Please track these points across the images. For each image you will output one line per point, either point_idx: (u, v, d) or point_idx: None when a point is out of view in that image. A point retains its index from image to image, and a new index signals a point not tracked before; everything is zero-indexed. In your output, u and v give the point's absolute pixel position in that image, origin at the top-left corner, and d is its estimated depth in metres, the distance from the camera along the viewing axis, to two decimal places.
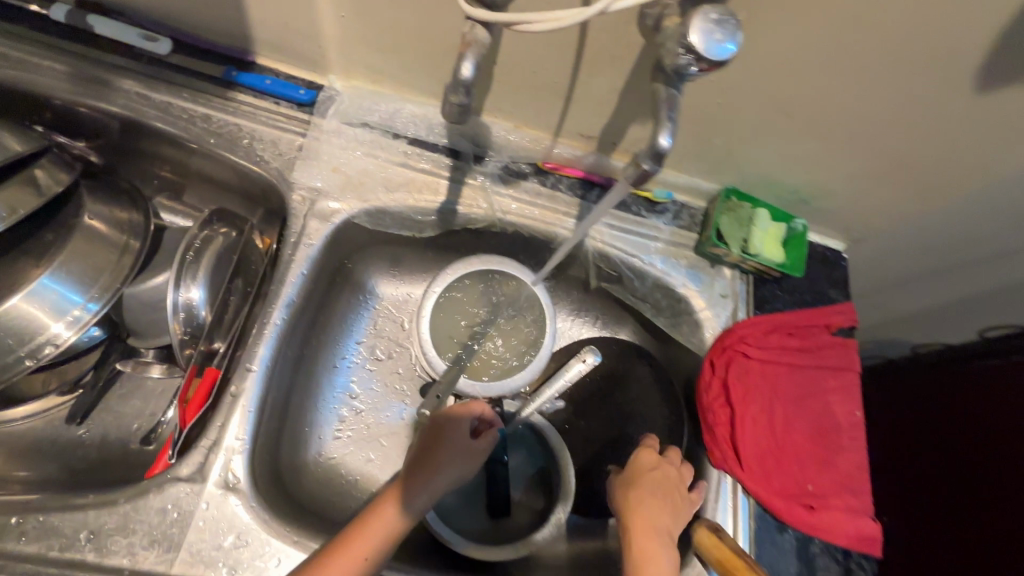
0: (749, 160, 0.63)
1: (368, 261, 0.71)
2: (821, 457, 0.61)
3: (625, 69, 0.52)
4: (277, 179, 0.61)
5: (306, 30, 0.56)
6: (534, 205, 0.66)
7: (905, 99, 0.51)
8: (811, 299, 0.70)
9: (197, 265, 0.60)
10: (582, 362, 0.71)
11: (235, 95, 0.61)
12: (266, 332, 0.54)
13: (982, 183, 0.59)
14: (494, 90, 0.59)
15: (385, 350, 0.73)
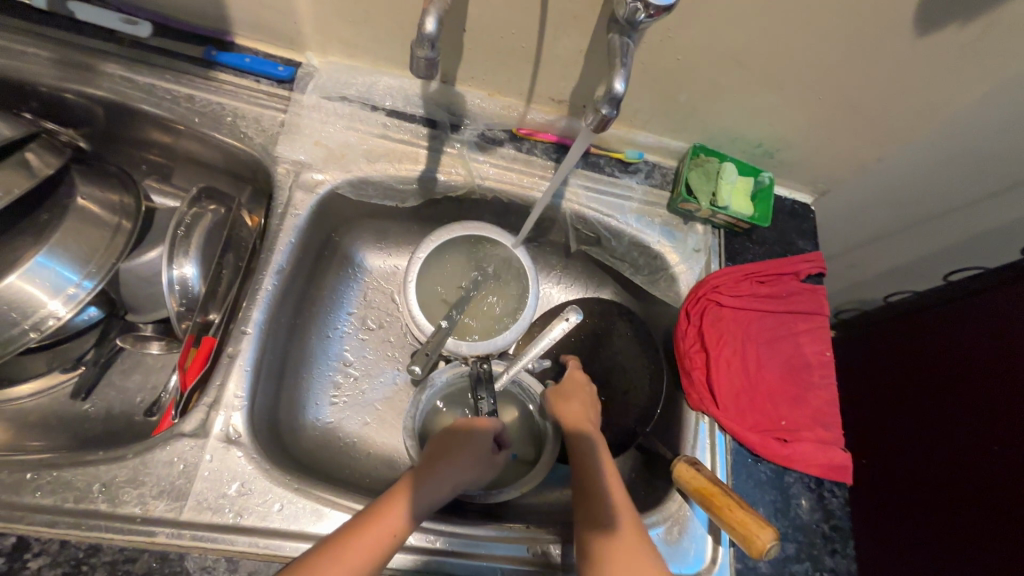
0: (713, 115, 0.66)
1: (355, 234, 0.73)
2: (792, 394, 0.64)
3: (588, 29, 0.54)
4: (261, 154, 0.63)
5: (281, 7, 0.58)
6: (510, 169, 0.68)
7: (854, 45, 0.54)
8: (781, 250, 0.73)
9: (188, 241, 0.62)
10: (566, 322, 0.68)
11: (216, 74, 0.63)
12: (259, 297, 0.57)
13: (934, 126, 0.63)
14: (466, 58, 0.61)
15: (375, 320, 0.75)
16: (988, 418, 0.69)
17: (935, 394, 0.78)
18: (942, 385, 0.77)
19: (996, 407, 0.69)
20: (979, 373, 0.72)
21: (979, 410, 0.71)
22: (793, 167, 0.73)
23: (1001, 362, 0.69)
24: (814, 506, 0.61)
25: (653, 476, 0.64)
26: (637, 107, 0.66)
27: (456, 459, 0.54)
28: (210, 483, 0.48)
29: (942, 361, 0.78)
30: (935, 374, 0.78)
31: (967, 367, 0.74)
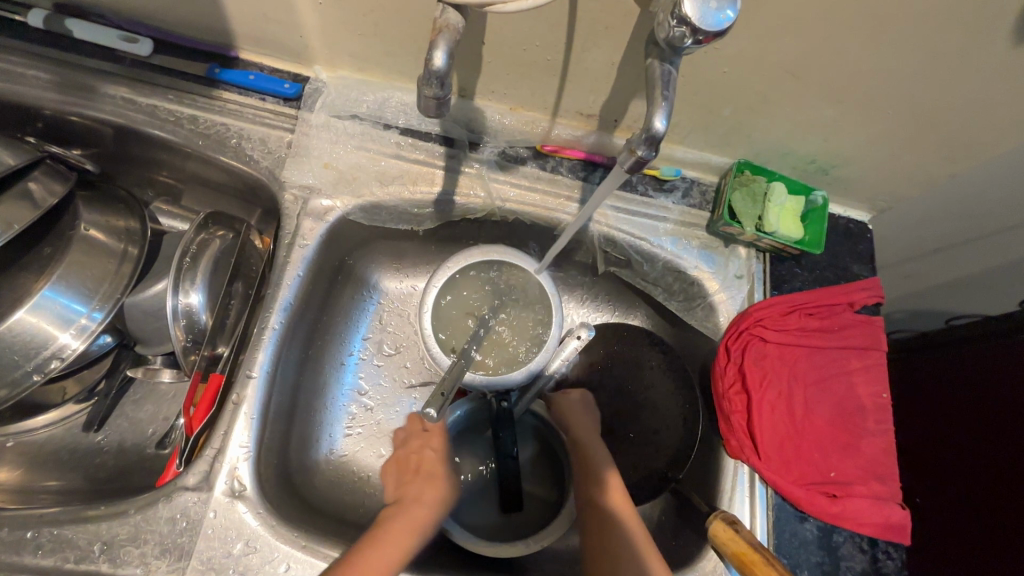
0: (762, 130, 0.58)
1: (369, 257, 0.69)
2: (843, 442, 0.58)
3: (622, 42, 0.48)
4: (268, 178, 0.59)
5: (287, 21, 0.53)
6: (533, 190, 0.63)
7: (936, 56, 0.46)
8: (833, 276, 0.66)
9: (195, 271, 0.59)
10: (576, 339, 0.66)
11: (220, 93, 0.59)
12: (266, 337, 0.54)
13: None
14: (484, 72, 0.56)
15: (392, 346, 0.72)
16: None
17: (996, 433, 0.70)
18: (1005, 423, 0.69)
19: None
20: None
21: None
22: (849, 182, 0.65)
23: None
24: (865, 568, 0.55)
25: (684, 526, 0.60)
26: (676, 121, 0.60)
27: (417, 488, 0.54)
28: (213, 541, 0.46)
29: (1006, 398, 0.69)
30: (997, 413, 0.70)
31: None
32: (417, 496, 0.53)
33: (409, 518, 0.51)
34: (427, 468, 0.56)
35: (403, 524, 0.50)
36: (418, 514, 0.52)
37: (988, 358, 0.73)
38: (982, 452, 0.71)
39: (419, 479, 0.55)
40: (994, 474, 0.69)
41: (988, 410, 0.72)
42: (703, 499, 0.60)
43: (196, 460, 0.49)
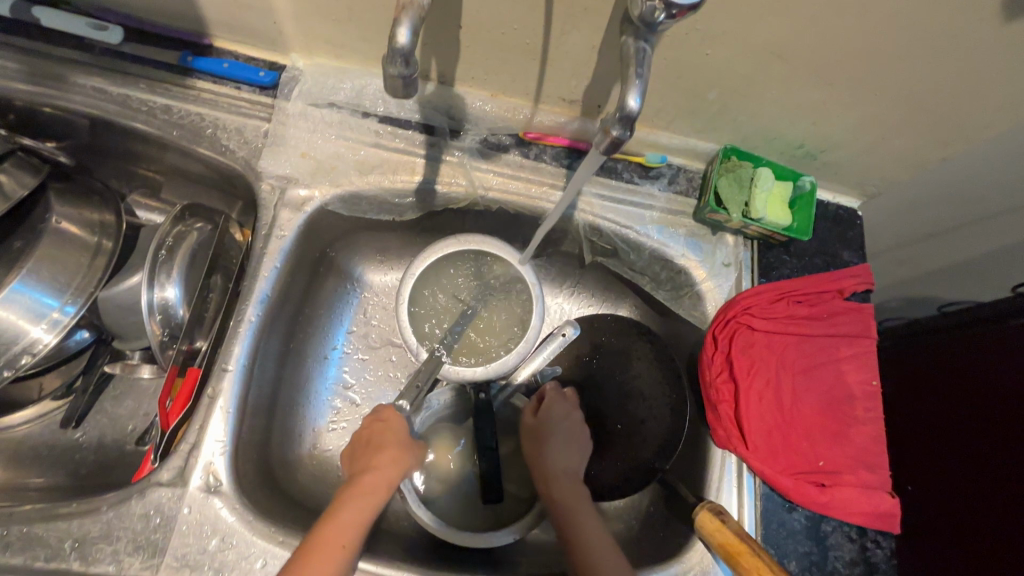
0: (747, 114, 0.57)
1: (352, 249, 0.68)
2: (833, 431, 0.57)
3: (600, 24, 0.47)
4: (244, 168, 0.58)
5: (259, 6, 0.52)
6: (516, 178, 0.62)
7: (924, 32, 0.45)
8: (822, 263, 0.65)
9: (171, 264, 0.58)
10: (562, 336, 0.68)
11: (194, 82, 0.58)
12: (242, 330, 0.53)
13: (1014, 123, 0.53)
14: (462, 58, 0.54)
15: (376, 340, 0.70)
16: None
17: (990, 420, 0.69)
18: (998, 411, 0.69)
19: None
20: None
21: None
22: (837, 167, 0.64)
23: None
24: (854, 558, 0.55)
25: (672, 517, 0.59)
26: (660, 106, 0.58)
27: (371, 458, 0.52)
28: (188, 538, 0.45)
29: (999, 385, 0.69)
30: (990, 401, 0.70)
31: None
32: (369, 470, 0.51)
33: (358, 494, 0.50)
34: (373, 444, 0.53)
35: (352, 501, 0.49)
36: (369, 485, 0.50)
37: (980, 345, 0.73)
38: (974, 440, 0.70)
39: (370, 450, 0.53)
40: (986, 462, 0.68)
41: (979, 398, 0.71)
42: (690, 489, 0.59)
43: (170, 455, 0.48)
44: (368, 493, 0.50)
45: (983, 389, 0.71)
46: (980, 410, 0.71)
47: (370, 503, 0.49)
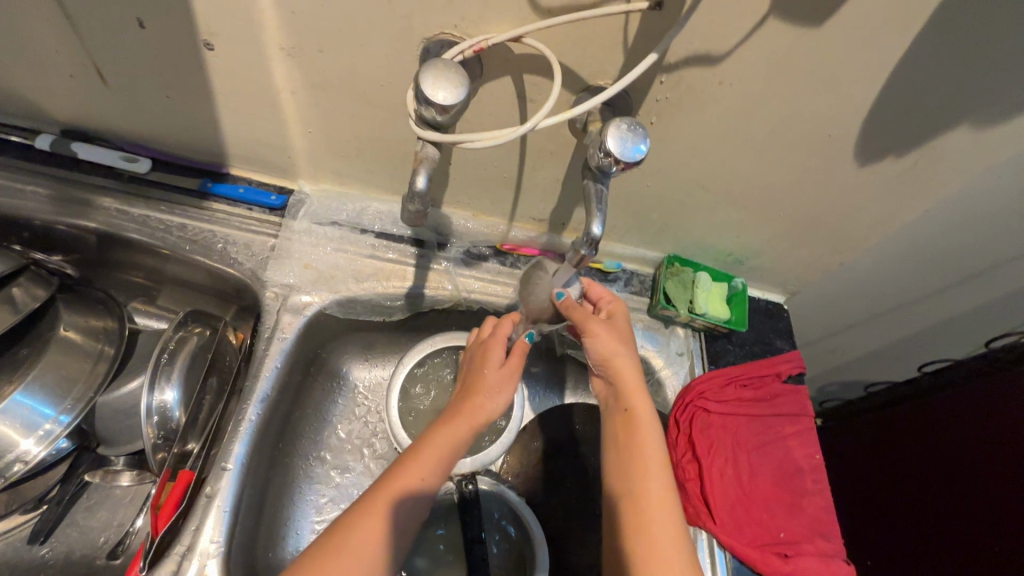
0: (685, 230, 0.70)
1: (342, 350, 0.73)
2: (788, 502, 0.64)
3: (564, 162, 0.59)
4: (250, 278, 0.64)
5: (277, 143, 0.62)
6: (495, 282, 0.71)
7: (806, 172, 0.59)
8: (760, 350, 0.75)
9: (172, 370, 0.61)
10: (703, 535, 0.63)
11: (210, 204, 0.66)
12: (241, 430, 0.56)
13: (886, 234, 0.68)
14: (450, 186, 0.65)
15: (361, 435, 0.73)
16: (990, 524, 0.70)
17: (936, 489, 0.78)
18: (942, 481, 0.78)
19: (992, 503, 0.70)
20: (982, 466, 0.73)
21: (979, 512, 0.71)
22: (761, 271, 0.77)
23: (1000, 466, 0.70)
24: None
25: None
26: (616, 224, 0.70)
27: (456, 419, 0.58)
28: None
29: (938, 460, 0.79)
30: (933, 474, 0.79)
31: (966, 469, 0.74)
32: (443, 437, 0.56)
33: (444, 443, 0.56)
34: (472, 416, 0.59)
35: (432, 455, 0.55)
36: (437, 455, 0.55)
37: (918, 420, 0.84)
38: (929, 510, 0.79)
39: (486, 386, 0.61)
40: (940, 529, 0.76)
41: (923, 471, 0.81)
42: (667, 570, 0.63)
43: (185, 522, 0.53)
44: (454, 441, 0.57)
45: (927, 462, 0.81)
46: (926, 482, 0.80)
47: (449, 456, 0.56)
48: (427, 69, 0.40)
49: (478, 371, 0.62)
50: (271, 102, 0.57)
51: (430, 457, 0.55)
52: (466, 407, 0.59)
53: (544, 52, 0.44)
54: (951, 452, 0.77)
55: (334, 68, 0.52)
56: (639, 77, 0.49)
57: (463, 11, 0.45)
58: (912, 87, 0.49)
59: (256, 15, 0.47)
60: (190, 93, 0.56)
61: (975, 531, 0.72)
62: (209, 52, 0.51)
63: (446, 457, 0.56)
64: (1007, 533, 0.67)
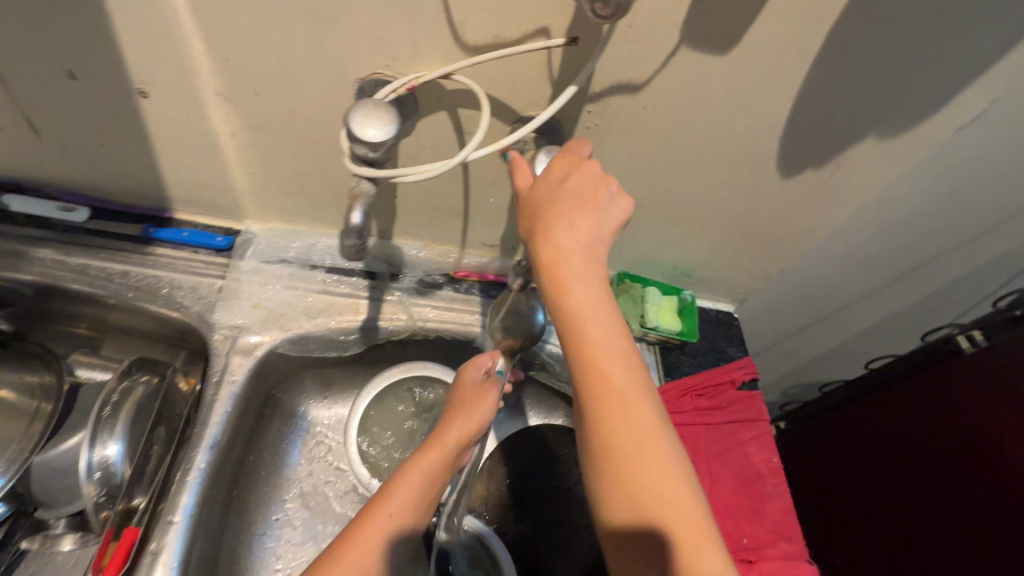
0: (632, 248, 0.73)
1: (297, 389, 0.72)
2: (751, 508, 0.65)
3: (507, 189, 0.61)
4: (198, 321, 0.63)
5: (221, 185, 0.62)
6: (451, 309, 0.71)
7: (736, 186, 0.62)
8: (714, 359, 0.78)
9: (115, 421, 0.58)
10: None
11: (153, 250, 0.64)
12: (189, 480, 0.54)
13: (818, 240, 0.72)
14: (398, 218, 0.66)
15: (321, 474, 0.72)
16: (943, 512, 0.73)
17: (893, 484, 0.81)
18: (897, 474, 0.81)
19: (942, 492, 0.74)
20: (932, 456, 0.76)
21: (933, 502, 0.75)
22: (709, 282, 0.80)
23: (949, 453, 0.74)
24: None
25: None
26: None
27: (426, 452, 0.57)
28: None
29: (894, 452, 0.82)
30: (891, 468, 0.82)
31: (919, 460, 0.78)
32: (414, 474, 0.55)
33: (414, 479, 0.55)
34: (447, 450, 0.58)
35: (401, 496, 0.54)
36: (405, 494, 0.54)
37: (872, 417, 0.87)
38: (888, 505, 0.82)
39: (458, 416, 0.60)
40: (901, 523, 0.79)
41: (879, 466, 0.84)
42: None
43: None
44: (426, 477, 0.56)
45: (883, 457, 0.84)
46: (885, 476, 0.83)
47: (419, 493, 0.55)
48: (359, 110, 0.41)
49: (452, 403, 0.61)
50: (211, 145, 0.57)
51: (398, 498, 0.53)
52: (439, 439, 0.58)
53: (472, 87, 0.46)
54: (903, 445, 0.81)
55: (273, 109, 0.53)
56: (569, 106, 0.52)
57: (394, 51, 0.47)
58: (820, 106, 0.52)
59: (190, 62, 0.48)
60: (127, 139, 0.56)
61: (929, 522, 0.75)
62: (144, 99, 0.51)
63: (417, 496, 0.55)
64: (963, 518, 0.71)
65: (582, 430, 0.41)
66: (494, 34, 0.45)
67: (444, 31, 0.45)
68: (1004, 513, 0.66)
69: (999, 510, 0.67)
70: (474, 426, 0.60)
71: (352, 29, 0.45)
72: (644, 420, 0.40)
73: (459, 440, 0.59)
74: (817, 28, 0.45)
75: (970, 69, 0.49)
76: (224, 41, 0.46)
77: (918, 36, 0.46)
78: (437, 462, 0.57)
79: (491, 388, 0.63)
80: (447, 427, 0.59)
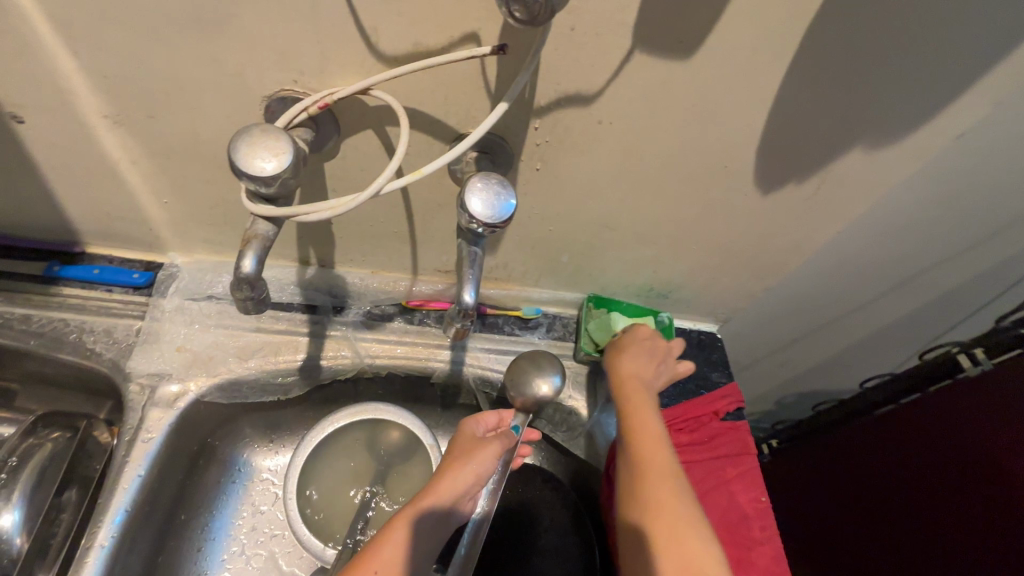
0: (601, 272, 0.66)
1: (236, 435, 0.65)
2: (735, 556, 0.59)
3: (454, 213, 0.55)
4: (111, 369, 0.56)
5: (133, 217, 0.55)
6: (404, 343, 0.64)
7: (711, 203, 0.56)
8: (694, 388, 0.71)
9: (12, 490, 0.52)
10: None
11: (61, 290, 0.58)
12: (91, 559, 0.48)
13: (805, 256, 0.66)
14: (338, 246, 0.60)
15: (263, 527, 0.64)
16: (927, 548, 0.67)
17: (883, 514, 0.76)
18: (887, 503, 0.75)
19: (928, 526, 0.68)
20: (924, 485, 0.70)
21: (918, 537, 0.69)
22: (688, 303, 0.74)
23: (939, 483, 0.68)
24: None
25: None
26: (527, 269, 0.65)
27: (425, 499, 0.51)
28: None
29: (886, 478, 0.76)
30: (886, 500, 0.76)
31: (913, 494, 0.71)
32: (408, 525, 0.49)
33: (407, 531, 0.48)
34: (448, 500, 0.51)
35: (394, 547, 0.47)
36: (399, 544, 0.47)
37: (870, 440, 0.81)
38: (874, 535, 0.76)
39: (461, 459, 0.54)
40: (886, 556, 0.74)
41: (871, 493, 0.79)
42: None
43: None
44: (419, 529, 0.49)
45: (875, 484, 0.78)
46: (880, 508, 0.77)
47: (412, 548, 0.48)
48: (246, 140, 0.34)
49: (455, 447, 0.56)
50: (112, 174, 0.50)
51: (391, 550, 0.47)
52: (438, 484, 0.51)
53: (390, 106, 0.39)
54: (897, 472, 0.75)
55: (173, 132, 0.46)
56: (512, 122, 0.45)
57: (300, 65, 0.40)
58: (798, 114, 0.46)
59: (64, 82, 0.41)
60: (14, 169, 0.49)
61: (913, 557, 0.69)
62: (21, 125, 0.45)
63: (411, 549, 0.48)
64: (942, 559, 0.65)
65: (628, 482, 0.49)
66: (412, 42, 0.39)
67: (354, 39, 0.38)
68: (990, 553, 0.60)
69: (985, 550, 0.61)
70: (481, 472, 0.54)
71: (246, 40, 0.38)
72: (687, 509, 0.46)
73: (462, 487, 0.52)
74: (790, 27, 0.39)
75: (969, 69, 0.43)
76: (99, 56, 0.39)
77: (908, 34, 0.40)
78: (428, 518, 0.50)
79: (502, 436, 0.57)
80: (444, 477, 0.52)
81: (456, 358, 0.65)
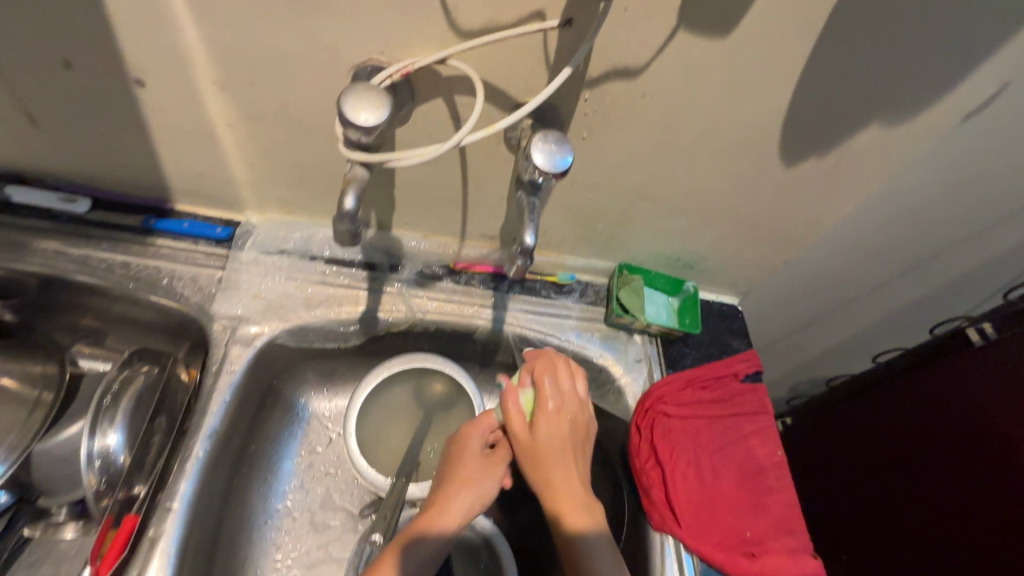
0: (633, 240, 0.72)
1: (298, 380, 0.72)
2: (752, 502, 0.64)
3: (505, 178, 0.61)
4: (197, 312, 0.63)
5: (221, 176, 0.62)
6: (451, 301, 0.71)
7: (739, 175, 0.61)
8: (717, 352, 0.76)
9: (114, 412, 0.59)
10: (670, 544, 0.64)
11: (155, 241, 0.65)
12: (188, 468, 0.56)
13: (824, 230, 0.71)
14: (397, 209, 0.66)
15: (321, 463, 0.72)
16: (937, 505, 0.73)
17: (893, 476, 0.81)
18: (897, 467, 0.80)
19: (938, 486, 0.73)
20: (933, 449, 0.75)
21: (928, 497, 0.74)
22: (712, 274, 0.79)
23: (948, 446, 0.73)
24: None
25: None
26: (566, 236, 0.71)
27: (431, 518, 0.57)
28: None
29: (896, 444, 0.81)
30: (896, 464, 0.81)
31: (923, 457, 0.76)
32: (415, 539, 0.55)
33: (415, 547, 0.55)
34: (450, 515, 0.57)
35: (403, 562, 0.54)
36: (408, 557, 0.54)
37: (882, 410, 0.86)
38: (884, 495, 0.82)
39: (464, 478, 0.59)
40: (896, 514, 0.79)
41: (881, 458, 0.84)
42: None
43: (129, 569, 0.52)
44: (427, 543, 0.55)
45: (886, 449, 0.83)
46: (891, 476, 0.81)
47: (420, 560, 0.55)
48: (351, 94, 0.41)
49: (456, 458, 0.61)
50: (209, 136, 0.57)
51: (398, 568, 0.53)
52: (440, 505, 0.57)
53: (466, 72, 0.45)
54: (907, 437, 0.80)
55: (269, 97, 0.52)
56: (566, 92, 0.51)
57: (387, 38, 0.47)
58: (821, 91, 0.51)
59: (184, 50, 0.48)
60: (126, 129, 0.56)
61: (923, 514, 0.75)
62: (141, 88, 0.51)
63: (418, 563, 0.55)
64: (952, 515, 0.71)
65: None
66: (487, 18, 0.45)
67: (436, 15, 0.45)
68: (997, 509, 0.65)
69: (991, 505, 0.66)
70: (482, 489, 0.60)
71: (345, 14, 0.45)
72: None
73: (465, 503, 0.58)
74: (817, 9, 0.44)
75: (977, 51, 0.48)
76: (218, 27, 0.46)
77: (922, 18, 0.45)
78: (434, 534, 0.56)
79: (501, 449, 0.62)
80: (447, 498, 0.58)
81: (497, 316, 0.71)
